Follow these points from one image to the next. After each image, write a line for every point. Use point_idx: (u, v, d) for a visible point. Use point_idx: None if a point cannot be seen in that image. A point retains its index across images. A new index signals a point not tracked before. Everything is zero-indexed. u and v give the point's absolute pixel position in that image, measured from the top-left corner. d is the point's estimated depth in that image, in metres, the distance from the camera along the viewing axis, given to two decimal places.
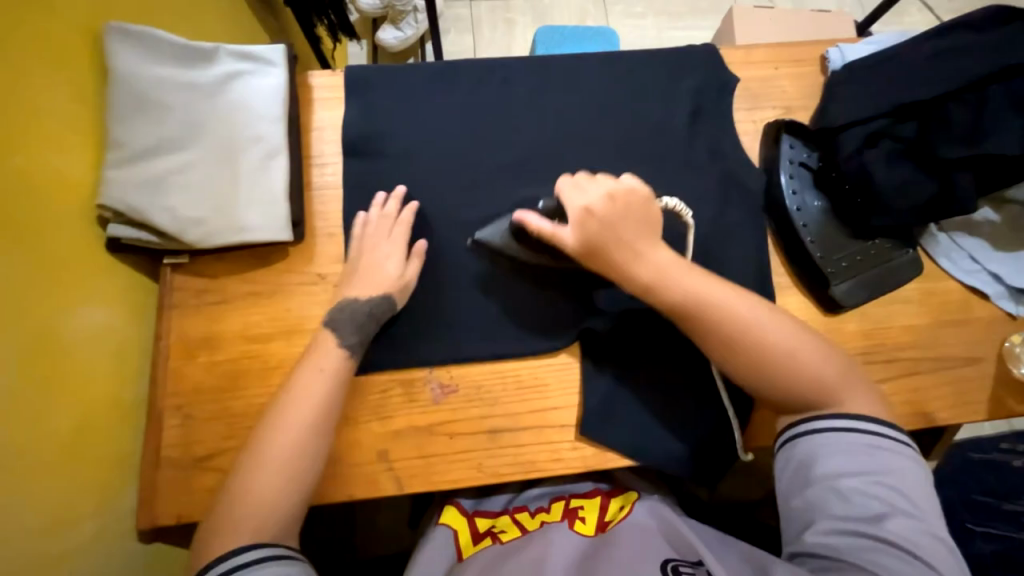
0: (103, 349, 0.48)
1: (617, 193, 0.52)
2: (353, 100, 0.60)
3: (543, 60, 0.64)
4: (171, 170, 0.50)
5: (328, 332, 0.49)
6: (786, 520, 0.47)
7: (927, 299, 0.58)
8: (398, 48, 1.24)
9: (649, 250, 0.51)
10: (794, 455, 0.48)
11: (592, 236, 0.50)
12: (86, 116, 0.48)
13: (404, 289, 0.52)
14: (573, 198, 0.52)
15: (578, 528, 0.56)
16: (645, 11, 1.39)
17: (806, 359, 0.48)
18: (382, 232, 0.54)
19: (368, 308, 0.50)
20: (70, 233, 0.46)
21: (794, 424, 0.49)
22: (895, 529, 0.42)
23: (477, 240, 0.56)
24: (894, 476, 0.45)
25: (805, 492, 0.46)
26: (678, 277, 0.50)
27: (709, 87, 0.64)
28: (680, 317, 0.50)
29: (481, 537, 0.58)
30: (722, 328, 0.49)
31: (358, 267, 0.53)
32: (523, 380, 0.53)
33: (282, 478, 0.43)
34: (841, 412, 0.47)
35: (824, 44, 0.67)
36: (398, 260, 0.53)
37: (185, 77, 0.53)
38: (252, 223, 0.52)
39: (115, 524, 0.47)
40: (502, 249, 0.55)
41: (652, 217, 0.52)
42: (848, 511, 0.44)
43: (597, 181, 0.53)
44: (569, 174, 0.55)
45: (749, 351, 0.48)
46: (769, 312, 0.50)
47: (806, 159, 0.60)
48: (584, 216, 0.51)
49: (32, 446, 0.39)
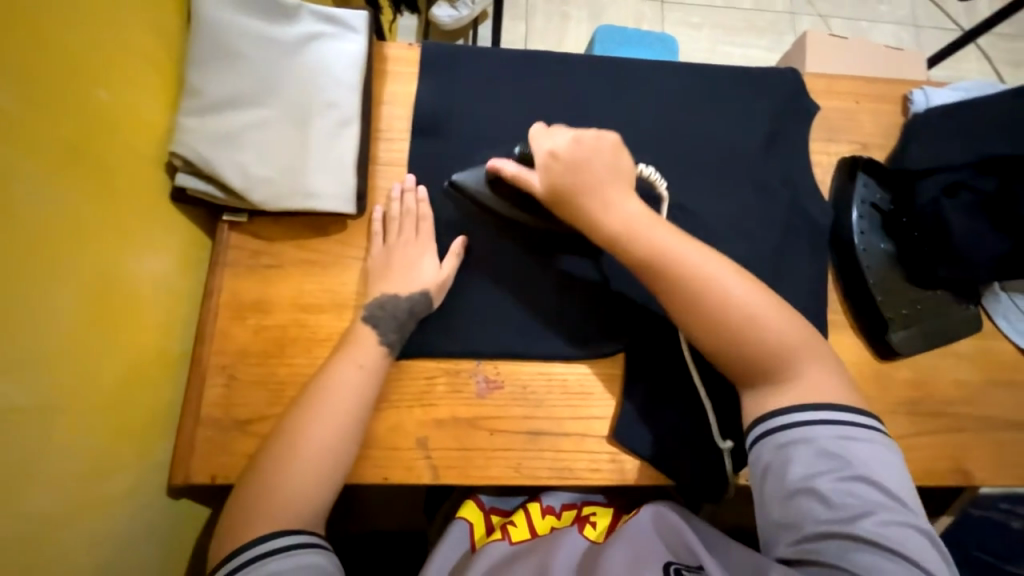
0: (157, 298, 0.47)
1: (584, 138, 0.52)
2: (428, 77, 0.58)
3: (623, 62, 0.63)
4: (244, 126, 0.49)
5: (369, 328, 0.48)
6: (765, 525, 0.44)
7: (979, 356, 0.58)
8: (451, 27, 1.21)
9: (617, 198, 0.50)
10: (765, 455, 0.45)
11: (558, 180, 0.51)
12: (163, 62, 0.48)
13: (441, 287, 0.51)
14: (540, 143, 0.53)
15: (588, 534, 0.52)
16: (702, 22, 1.36)
17: (774, 329, 0.47)
18: (407, 230, 0.53)
19: (408, 305, 0.50)
20: (138, 177, 0.45)
21: (759, 416, 0.47)
22: (876, 523, 0.41)
23: (453, 182, 0.55)
24: (869, 466, 0.43)
25: (782, 497, 0.43)
26: (645, 232, 0.49)
27: (787, 113, 0.63)
28: (640, 267, 0.49)
29: (494, 531, 0.54)
30: (688, 292, 0.48)
31: (390, 266, 0.51)
32: (569, 386, 0.53)
33: (327, 461, 0.43)
34: (804, 403, 0.45)
35: (907, 84, 0.66)
36: (432, 258, 0.52)
37: (266, 31, 0.52)
38: (317, 190, 0.50)
39: (149, 477, 0.46)
40: (473, 194, 0.55)
41: (621, 164, 0.52)
42: (827, 511, 0.42)
43: (566, 130, 0.53)
44: (541, 123, 0.55)
45: (713, 318, 0.47)
46: (734, 272, 0.49)
47: (877, 200, 0.59)
48: (549, 159, 0.51)
49: (85, 388, 0.39)
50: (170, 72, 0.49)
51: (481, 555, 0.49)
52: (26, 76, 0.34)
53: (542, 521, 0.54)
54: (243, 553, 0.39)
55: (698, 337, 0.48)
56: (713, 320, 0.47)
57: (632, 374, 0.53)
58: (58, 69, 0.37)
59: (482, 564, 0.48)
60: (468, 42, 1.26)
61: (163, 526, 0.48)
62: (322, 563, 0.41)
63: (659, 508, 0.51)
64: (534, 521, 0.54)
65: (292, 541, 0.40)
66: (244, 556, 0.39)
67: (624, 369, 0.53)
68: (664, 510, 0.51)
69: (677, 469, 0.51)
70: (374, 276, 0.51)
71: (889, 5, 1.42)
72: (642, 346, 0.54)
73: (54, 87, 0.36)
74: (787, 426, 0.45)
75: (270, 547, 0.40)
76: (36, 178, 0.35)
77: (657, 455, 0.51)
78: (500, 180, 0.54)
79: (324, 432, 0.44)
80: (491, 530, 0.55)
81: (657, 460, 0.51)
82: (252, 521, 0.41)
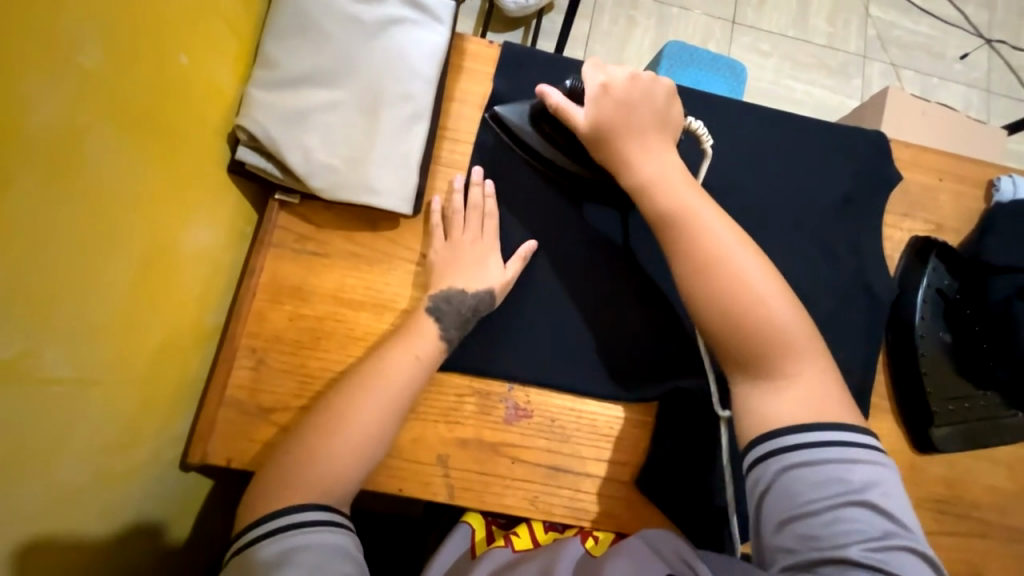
0: (201, 272, 0.46)
1: (640, 78, 0.51)
2: (503, 79, 0.56)
3: (706, 96, 0.60)
4: (317, 107, 0.47)
5: (431, 320, 0.48)
6: (761, 546, 0.43)
7: (1015, 465, 0.56)
8: (516, 15, 1.16)
9: (655, 147, 0.50)
10: (765, 477, 0.43)
11: (605, 114, 0.49)
12: (240, 34, 0.46)
13: (506, 287, 0.50)
14: (594, 76, 0.51)
15: (589, 547, 0.48)
16: (772, 50, 1.31)
17: (843, 408, 0.44)
18: (473, 226, 0.51)
19: (473, 303, 0.49)
20: (203, 148, 0.43)
21: (755, 436, 0.44)
22: (872, 547, 0.39)
23: (495, 114, 0.54)
24: (870, 489, 0.41)
25: (782, 521, 0.42)
26: (674, 184, 0.49)
27: (866, 178, 0.60)
28: (657, 224, 0.49)
29: (495, 537, 0.52)
30: (752, 334, 0.45)
31: (457, 262, 0.50)
32: (598, 428, 0.51)
33: (346, 464, 0.42)
34: (832, 429, 0.43)
35: (995, 170, 0.63)
36: (498, 259, 0.51)
37: (353, 10, 0.50)
38: (379, 184, 0.48)
39: (165, 450, 0.45)
40: (514, 129, 0.53)
41: (671, 113, 0.51)
42: (823, 534, 0.40)
43: (623, 68, 0.52)
44: (596, 60, 0.54)
45: (773, 370, 0.45)
46: (755, 256, 0.47)
47: (944, 285, 0.57)
48: (600, 93, 0.50)
49: (122, 359, 0.38)
50: (246, 40, 0.47)
51: (485, 557, 0.48)
52: (109, 35, 0.32)
53: (545, 536, 0.51)
54: (253, 534, 0.39)
55: (733, 360, 0.46)
56: (765, 368, 0.45)
57: (665, 426, 0.51)
58: (144, 31, 0.35)
59: (485, 566, 0.47)
60: (529, 31, 1.21)
61: (168, 494, 0.48)
62: (350, 548, 0.40)
63: (662, 533, 0.46)
64: (537, 535, 0.51)
65: (298, 506, 0.39)
66: (262, 547, 0.38)
67: (657, 418, 0.52)
68: (671, 539, 0.46)
69: (694, 531, 0.50)
70: (435, 270, 0.50)
71: (965, 65, 1.36)
72: (680, 399, 0.52)
73: (137, 48, 0.35)
74: (789, 448, 0.43)
75: (309, 518, 0.39)
76: (105, 142, 0.33)
77: (677, 513, 0.50)
78: (544, 111, 0.52)
79: (349, 434, 0.42)
80: (492, 539, 0.52)
81: (677, 517, 0.50)
82: (267, 500, 0.40)
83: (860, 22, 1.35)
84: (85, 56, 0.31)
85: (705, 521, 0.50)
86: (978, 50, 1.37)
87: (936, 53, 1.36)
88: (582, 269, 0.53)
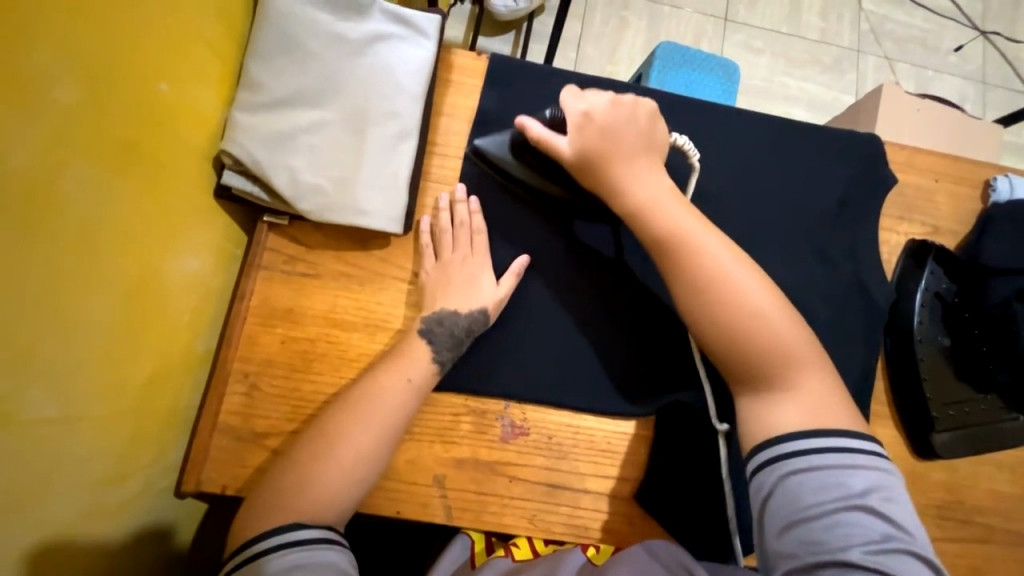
0: (190, 299, 0.45)
1: (621, 101, 0.50)
2: (491, 91, 0.55)
3: (697, 103, 0.59)
4: (301, 128, 0.47)
5: (425, 342, 0.47)
6: (763, 551, 0.42)
7: (1018, 469, 0.56)
8: (506, 18, 1.15)
9: (646, 172, 0.49)
10: (767, 483, 0.43)
11: (589, 142, 0.49)
12: (223, 58, 0.46)
13: (499, 306, 0.50)
14: (574, 104, 0.50)
15: (590, 556, 0.47)
16: (764, 47, 1.30)
17: (842, 418, 0.44)
18: (463, 243, 0.51)
19: (467, 323, 0.48)
20: (188, 174, 0.43)
21: (760, 441, 0.44)
22: (874, 551, 0.39)
23: (476, 148, 0.53)
24: (871, 494, 0.41)
25: (783, 527, 0.41)
26: (668, 208, 0.48)
27: (861, 181, 0.59)
28: (656, 250, 0.48)
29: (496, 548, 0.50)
30: (750, 347, 0.45)
31: (450, 282, 0.49)
32: (595, 442, 0.51)
33: (340, 488, 0.41)
34: (841, 446, 0.42)
35: (992, 169, 0.62)
36: (490, 277, 0.50)
37: (335, 27, 0.49)
38: (368, 206, 0.48)
39: (157, 479, 0.45)
40: (497, 162, 0.52)
41: (655, 135, 0.51)
42: (825, 538, 0.40)
43: (602, 92, 0.52)
44: (574, 86, 0.53)
45: (769, 381, 0.45)
46: (764, 287, 0.46)
47: (942, 289, 0.56)
48: (583, 121, 0.49)
49: (111, 392, 0.37)
50: (229, 63, 0.47)
51: (486, 565, 0.46)
52: (86, 68, 0.32)
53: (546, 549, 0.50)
54: (249, 549, 0.39)
55: (738, 375, 0.46)
56: (762, 380, 0.45)
57: (661, 440, 0.51)
58: (121, 60, 0.35)
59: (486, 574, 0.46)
60: (519, 34, 1.20)
61: (163, 523, 0.47)
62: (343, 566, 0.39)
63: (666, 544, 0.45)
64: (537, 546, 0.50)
65: (285, 524, 0.39)
66: (269, 560, 0.38)
67: (655, 431, 0.51)
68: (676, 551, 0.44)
69: (695, 545, 0.49)
70: (427, 290, 0.49)
71: (960, 58, 1.35)
72: (679, 411, 0.51)
73: (116, 79, 0.34)
74: (790, 453, 0.42)
75: (297, 536, 0.39)
76: (86, 177, 0.33)
77: (677, 527, 0.49)
78: (525, 143, 0.52)
79: (345, 461, 0.42)
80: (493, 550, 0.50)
81: (677, 531, 0.49)
82: (256, 521, 0.40)
83: (853, 17, 1.34)
84: (61, 91, 0.30)
85: (705, 534, 0.50)
86: (972, 41, 1.36)
87: (930, 47, 1.35)
88: (576, 282, 0.53)
